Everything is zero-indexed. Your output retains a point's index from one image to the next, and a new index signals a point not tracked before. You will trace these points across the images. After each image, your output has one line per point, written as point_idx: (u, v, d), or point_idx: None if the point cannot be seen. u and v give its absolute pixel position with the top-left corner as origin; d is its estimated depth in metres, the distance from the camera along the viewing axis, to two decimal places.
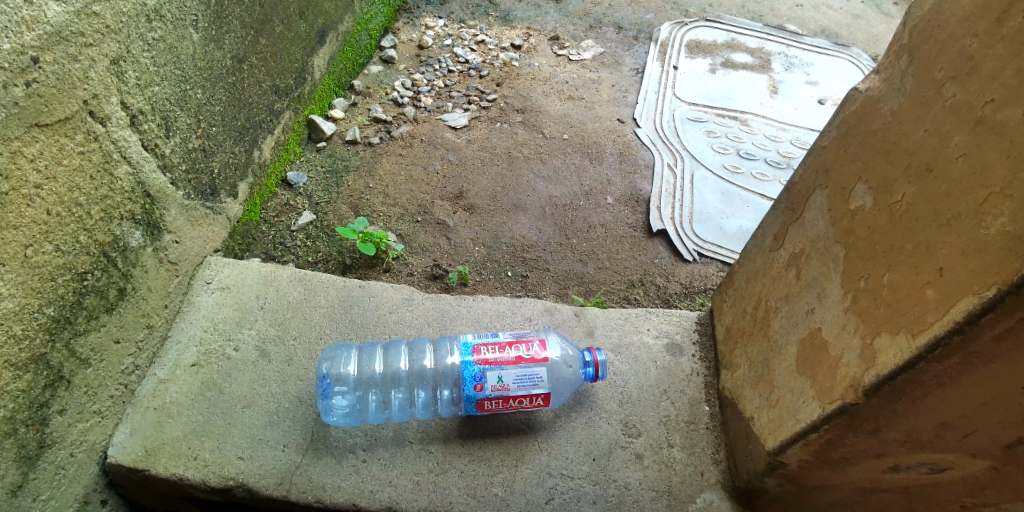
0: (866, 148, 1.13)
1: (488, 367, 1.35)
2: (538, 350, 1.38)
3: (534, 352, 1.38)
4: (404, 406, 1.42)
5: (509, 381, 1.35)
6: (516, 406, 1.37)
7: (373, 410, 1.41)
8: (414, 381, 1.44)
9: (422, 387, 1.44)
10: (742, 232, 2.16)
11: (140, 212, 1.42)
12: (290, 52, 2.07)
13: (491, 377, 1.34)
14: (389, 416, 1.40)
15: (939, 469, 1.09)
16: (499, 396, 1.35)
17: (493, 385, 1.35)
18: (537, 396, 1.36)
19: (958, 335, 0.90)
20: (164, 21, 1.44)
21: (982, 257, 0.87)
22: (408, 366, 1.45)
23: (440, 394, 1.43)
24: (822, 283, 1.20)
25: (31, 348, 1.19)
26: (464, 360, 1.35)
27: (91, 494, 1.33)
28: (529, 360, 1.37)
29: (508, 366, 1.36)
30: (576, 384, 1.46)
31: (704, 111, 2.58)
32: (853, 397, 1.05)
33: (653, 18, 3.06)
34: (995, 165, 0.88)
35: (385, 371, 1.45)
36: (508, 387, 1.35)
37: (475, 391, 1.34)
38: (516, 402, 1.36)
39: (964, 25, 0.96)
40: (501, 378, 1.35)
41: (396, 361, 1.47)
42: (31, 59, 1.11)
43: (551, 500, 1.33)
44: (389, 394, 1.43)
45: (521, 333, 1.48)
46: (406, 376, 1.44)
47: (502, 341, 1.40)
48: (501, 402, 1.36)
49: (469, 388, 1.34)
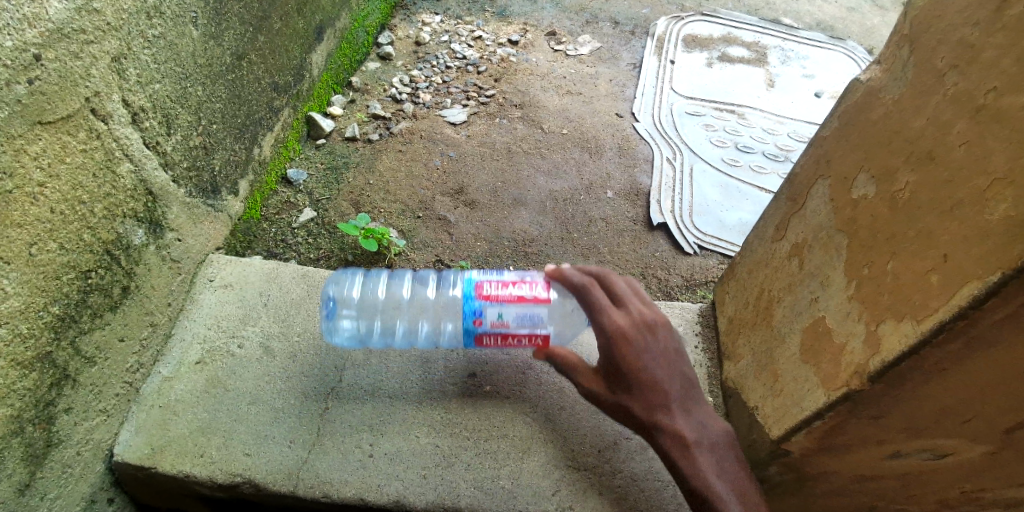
0: (867, 138, 1.14)
1: (488, 303, 1.32)
2: (542, 289, 1.34)
3: (537, 292, 1.34)
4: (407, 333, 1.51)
5: (509, 319, 1.33)
6: (514, 342, 1.36)
7: (376, 335, 1.51)
8: (415, 312, 1.52)
9: (425, 319, 1.52)
10: (743, 225, 2.18)
11: (142, 210, 1.41)
12: (289, 49, 2.07)
13: (491, 313, 1.32)
14: (391, 343, 1.51)
15: (939, 456, 1.09)
16: (498, 332, 1.34)
17: (493, 321, 1.33)
18: (536, 335, 1.35)
19: (962, 319, 0.91)
20: (164, 18, 1.44)
21: (985, 243, 0.88)
22: (410, 297, 1.54)
23: (443, 328, 1.52)
24: (824, 272, 1.21)
25: (36, 347, 1.19)
26: (465, 294, 1.32)
27: (97, 493, 1.34)
28: (532, 299, 1.33)
29: (510, 304, 1.32)
30: (574, 320, 1.46)
31: (702, 105, 2.59)
32: (858, 383, 1.06)
33: (650, 13, 3.06)
34: (997, 151, 0.88)
35: (388, 300, 1.54)
36: (507, 324, 1.33)
37: (473, 325, 1.33)
38: (514, 339, 1.35)
39: (964, 14, 0.97)
40: (501, 315, 1.33)
41: (399, 290, 1.56)
42: (33, 56, 1.11)
43: (558, 491, 1.33)
44: (392, 324, 1.52)
45: (528, 270, 1.43)
46: (407, 305, 1.53)
47: (507, 276, 1.35)
48: (498, 337, 1.35)
49: (467, 321, 1.33)
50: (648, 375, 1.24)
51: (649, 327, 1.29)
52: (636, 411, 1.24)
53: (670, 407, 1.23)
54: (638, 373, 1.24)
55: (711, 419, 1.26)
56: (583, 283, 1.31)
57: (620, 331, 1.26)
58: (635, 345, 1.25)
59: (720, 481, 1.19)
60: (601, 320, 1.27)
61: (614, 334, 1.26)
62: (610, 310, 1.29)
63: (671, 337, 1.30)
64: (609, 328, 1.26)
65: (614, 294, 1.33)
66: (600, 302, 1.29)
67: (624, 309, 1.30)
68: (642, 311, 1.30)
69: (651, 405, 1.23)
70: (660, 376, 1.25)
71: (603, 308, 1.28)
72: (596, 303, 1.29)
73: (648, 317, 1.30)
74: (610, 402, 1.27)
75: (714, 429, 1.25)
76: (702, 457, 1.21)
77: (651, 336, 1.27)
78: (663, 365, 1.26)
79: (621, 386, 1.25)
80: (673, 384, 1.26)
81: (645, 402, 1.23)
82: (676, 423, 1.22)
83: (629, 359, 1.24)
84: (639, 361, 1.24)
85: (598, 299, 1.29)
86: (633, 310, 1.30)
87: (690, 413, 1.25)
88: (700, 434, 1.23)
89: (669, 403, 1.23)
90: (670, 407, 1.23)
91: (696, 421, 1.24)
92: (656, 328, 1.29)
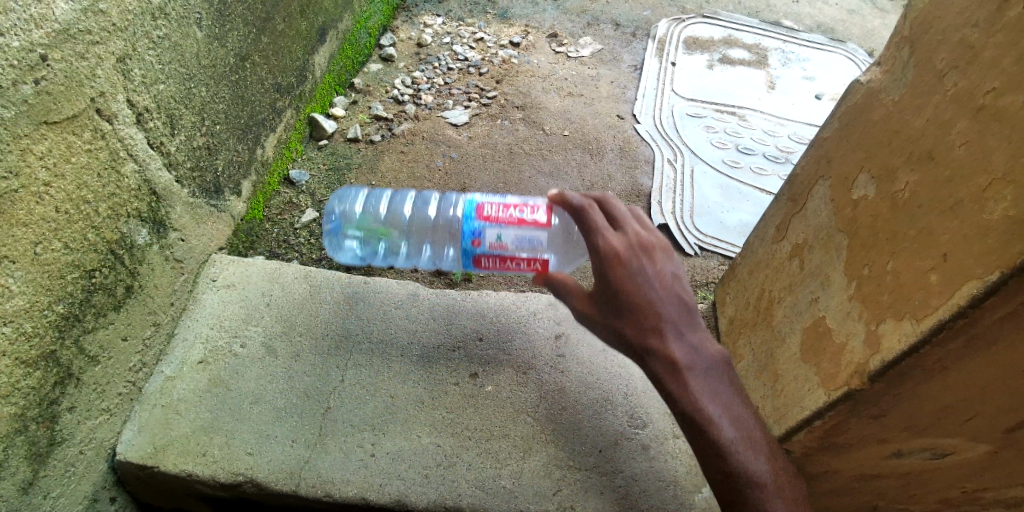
0: (868, 139, 1.15)
1: (487, 225, 1.33)
2: (543, 213, 1.34)
3: (537, 217, 1.34)
4: (409, 252, 1.68)
5: (508, 241, 1.33)
6: (513, 267, 1.35)
7: (381, 255, 1.67)
8: (417, 233, 1.66)
9: (428, 243, 1.65)
10: (743, 226, 2.19)
11: (146, 209, 1.42)
12: (292, 50, 2.08)
13: (491, 234, 1.32)
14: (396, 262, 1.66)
15: (940, 455, 1.08)
16: (497, 254, 1.34)
17: (492, 243, 1.33)
18: (535, 260, 1.34)
19: (961, 318, 0.91)
20: (169, 19, 1.45)
21: (984, 241, 0.89)
22: (411, 219, 1.69)
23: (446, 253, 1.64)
24: (825, 272, 1.22)
25: (41, 346, 1.19)
26: (465, 215, 1.33)
27: (99, 492, 1.34)
28: (531, 223, 1.33)
29: (509, 226, 1.33)
30: (575, 247, 1.53)
31: (703, 106, 2.60)
32: (858, 383, 1.07)
33: (651, 15, 3.07)
34: (997, 150, 0.89)
35: (388, 222, 1.69)
36: (506, 247, 1.33)
37: (472, 246, 1.33)
38: (513, 263, 1.34)
39: (964, 16, 0.98)
40: (500, 237, 1.33)
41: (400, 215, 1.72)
42: (39, 56, 1.12)
43: (559, 491, 1.34)
44: (397, 245, 1.66)
45: (530, 201, 1.44)
46: (407, 226, 1.67)
47: (508, 200, 1.35)
48: (497, 261, 1.35)
49: (466, 242, 1.33)
50: (642, 298, 1.13)
51: (646, 249, 1.17)
52: (628, 335, 1.15)
53: (664, 331, 1.13)
54: (630, 296, 1.14)
55: (710, 341, 1.16)
56: (582, 204, 1.20)
57: (615, 252, 1.15)
58: (629, 266, 1.15)
59: (713, 405, 1.11)
60: (596, 240, 1.17)
61: (608, 254, 1.15)
62: (607, 231, 1.18)
63: (669, 260, 1.18)
64: (604, 249, 1.16)
65: (613, 214, 1.22)
66: (597, 223, 1.18)
67: (621, 230, 1.19)
68: (640, 230, 1.19)
69: (643, 330, 1.13)
70: (655, 299, 1.14)
71: (598, 229, 1.18)
72: (593, 224, 1.19)
73: (645, 239, 1.19)
74: (602, 324, 1.18)
75: (712, 351, 1.14)
76: (696, 381, 1.12)
77: (647, 257, 1.17)
78: (660, 288, 1.15)
79: (613, 309, 1.15)
80: (671, 306, 1.14)
81: (636, 327, 1.13)
82: (669, 348, 1.12)
83: (622, 281, 1.14)
84: (633, 284, 1.14)
85: (595, 219, 1.19)
86: (631, 231, 1.19)
87: (687, 336, 1.14)
88: (696, 357, 1.13)
89: (663, 326, 1.13)
90: (664, 332, 1.12)
91: (693, 343, 1.14)
92: (654, 249, 1.18)
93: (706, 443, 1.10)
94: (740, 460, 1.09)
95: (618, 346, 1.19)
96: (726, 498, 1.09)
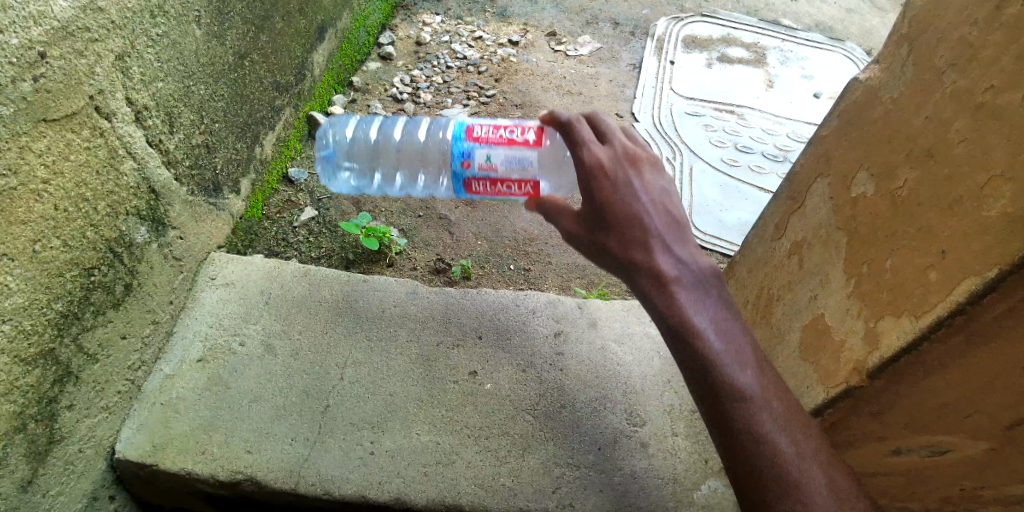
0: (867, 137, 1.15)
1: (477, 145, 1.35)
2: (533, 134, 1.35)
3: (528, 137, 1.35)
4: (406, 185, 1.74)
5: (498, 162, 1.35)
6: (504, 189, 1.38)
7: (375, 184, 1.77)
8: (409, 163, 1.70)
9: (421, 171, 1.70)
10: (742, 225, 2.20)
11: (145, 208, 1.42)
12: (291, 49, 2.07)
13: (480, 155, 1.35)
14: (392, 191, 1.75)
15: (939, 452, 1.06)
16: (486, 177, 1.36)
17: (481, 164, 1.35)
18: (525, 183, 1.35)
19: (960, 315, 0.92)
20: (168, 17, 1.44)
21: (983, 238, 0.89)
22: (402, 144, 1.71)
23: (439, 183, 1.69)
24: (824, 270, 1.22)
25: (39, 343, 1.19)
26: (455, 136, 1.35)
27: (99, 490, 1.34)
28: (521, 143, 1.34)
29: (498, 147, 1.34)
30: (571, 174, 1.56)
31: (701, 105, 2.60)
32: (857, 380, 1.09)
33: (650, 14, 3.07)
34: (996, 147, 0.89)
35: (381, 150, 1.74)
36: (495, 168, 1.35)
37: (462, 168, 1.36)
38: (503, 185, 1.37)
39: (963, 14, 0.98)
40: (489, 158, 1.35)
41: (392, 136, 1.73)
42: (38, 54, 1.12)
43: (559, 488, 1.34)
44: (391, 175, 1.73)
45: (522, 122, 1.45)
46: (398, 155, 1.71)
47: (498, 121, 1.37)
48: (487, 182, 1.37)
49: (456, 164, 1.36)
50: (627, 210, 1.09)
51: (633, 162, 1.14)
52: (612, 248, 1.10)
53: (649, 242, 1.08)
54: (614, 207, 1.10)
55: (699, 256, 1.11)
56: (570, 118, 1.17)
57: (599, 163, 1.12)
58: (614, 178, 1.11)
59: (702, 318, 1.05)
60: (582, 153, 1.13)
61: (593, 166, 1.12)
62: (593, 144, 1.14)
63: (658, 174, 1.15)
64: (588, 160, 1.12)
65: (601, 130, 1.18)
66: (582, 135, 1.15)
67: (608, 143, 1.16)
68: (627, 144, 1.15)
69: (628, 241, 1.09)
70: (640, 211, 1.09)
71: (585, 142, 1.14)
72: (579, 137, 1.15)
73: (633, 153, 1.15)
74: (587, 240, 1.14)
75: (701, 265, 1.09)
76: (683, 293, 1.06)
77: (633, 169, 1.13)
78: (647, 200, 1.11)
79: (598, 222, 1.11)
80: (657, 218, 1.10)
81: (621, 240, 1.09)
82: (655, 260, 1.07)
83: (606, 193, 1.10)
84: (618, 194, 1.10)
85: (581, 132, 1.15)
86: (618, 145, 1.16)
87: (674, 249, 1.09)
88: (683, 270, 1.08)
89: (648, 238, 1.08)
90: (649, 243, 1.08)
91: (680, 257, 1.09)
92: (641, 163, 1.15)
93: (694, 356, 1.03)
94: (729, 376, 1.01)
95: (604, 265, 1.14)
96: (714, 417, 1.01)
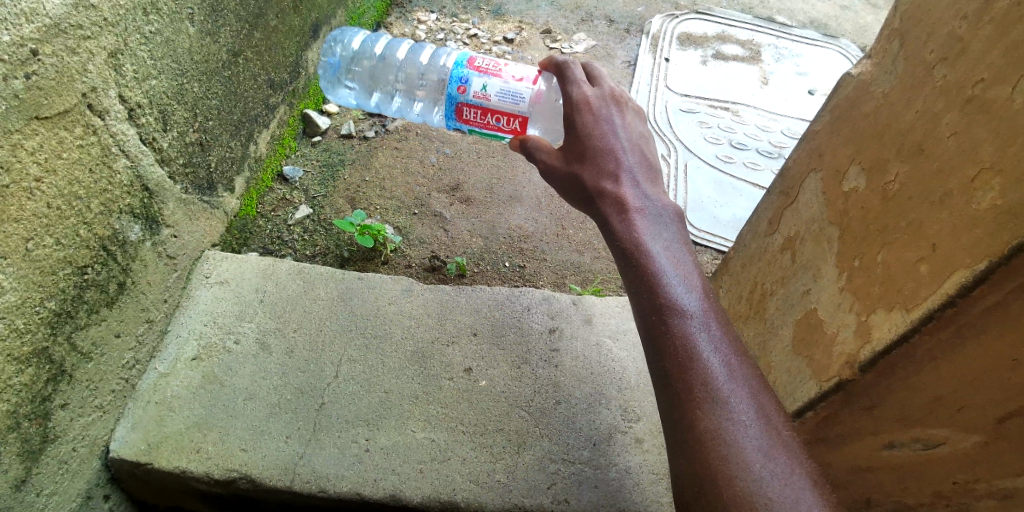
0: (859, 132, 1.15)
1: (476, 74, 1.42)
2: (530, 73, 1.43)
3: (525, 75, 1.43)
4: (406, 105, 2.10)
5: (492, 93, 1.42)
6: (493, 121, 1.44)
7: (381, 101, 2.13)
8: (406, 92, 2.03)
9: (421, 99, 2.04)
10: (735, 221, 2.21)
11: (138, 205, 1.42)
12: (285, 46, 2.06)
13: (476, 83, 1.42)
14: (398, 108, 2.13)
15: (932, 446, 1.06)
16: (478, 105, 1.43)
17: (476, 92, 1.42)
18: (514, 117, 1.42)
19: (951, 307, 0.92)
20: (160, 15, 1.44)
21: (973, 231, 0.89)
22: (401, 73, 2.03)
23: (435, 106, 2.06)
24: (816, 264, 1.23)
25: (33, 342, 1.19)
26: (457, 62, 1.43)
27: (93, 489, 1.34)
28: (517, 79, 1.42)
29: (495, 78, 1.42)
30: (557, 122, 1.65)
31: (696, 102, 2.60)
32: (850, 372, 1.10)
33: (645, 11, 3.07)
34: (985, 141, 0.89)
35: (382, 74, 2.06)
36: (489, 98, 1.42)
37: (457, 92, 1.43)
38: (494, 116, 1.44)
39: (952, 9, 0.98)
40: (485, 88, 1.42)
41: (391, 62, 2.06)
42: (30, 51, 1.11)
43: (554, 485, 1.34)
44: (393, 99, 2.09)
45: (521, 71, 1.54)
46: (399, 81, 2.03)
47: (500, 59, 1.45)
48: (479, 111, 1.44)
49: (453, 88, 1.43)
50: (602, 143, 1.20)
51: (616, 105, 1.25)
52: (585, 177, 1.19)
53: (619, 175, 1.17)
54: (592, 139, 1.20)
55: (664, 196, 1.17)
56: (566, 61, 1.31)
57: (585, 100, 1.24)
58: (596, 114, 1.23)
59: (657, 244, 1.09)
60: (571, 89, 1.26)
61: (579, 100, 1.24)
62: (582, 83, 1.27)
63: (636, 122, 1.26)
64: (576, 96, 1.25)
65: (595, 79, 1.30)
66: (574, 74, 1.28)
67: (597, 87, 1.28)
68: (615, 92, 1.27)
69: (600, 169, 1.18)
70: (615, 146, 1.20)
71: (576, 81, 1.27)
72: (571, 75, 1.28)
73: (618, 99, 1.27)
74: (562, 167, 1.23)
75: (665, 202, 1.15)
76: (643, 223, 1.12)
77: (615, 111, 1.24)
78: (623, 140, 1.21)
79: (576, 152, 1.21)
80: (630, 157, 1.19)
81: (594, 168, 1.18)
82: (620, 188, 1.15)
83: (587, 125, 1.21)
84: (598, 129, 1.21)
85: (575, 73, 1.28)
86: (607, 92, 1.27)
87: (641, 185, 1.17)
88: (647, 202, 1.14)
89: (619, 170, 1.17)
90: (618, 174, 1.17)
91: (647, 192, 1.16)
92: (625, 109, 1.26)
93: (641, 275, 1.07)
94: (672, 296, 1.04)
95: (575, 195, 1.22)
96: (650, 332, 1.03)
